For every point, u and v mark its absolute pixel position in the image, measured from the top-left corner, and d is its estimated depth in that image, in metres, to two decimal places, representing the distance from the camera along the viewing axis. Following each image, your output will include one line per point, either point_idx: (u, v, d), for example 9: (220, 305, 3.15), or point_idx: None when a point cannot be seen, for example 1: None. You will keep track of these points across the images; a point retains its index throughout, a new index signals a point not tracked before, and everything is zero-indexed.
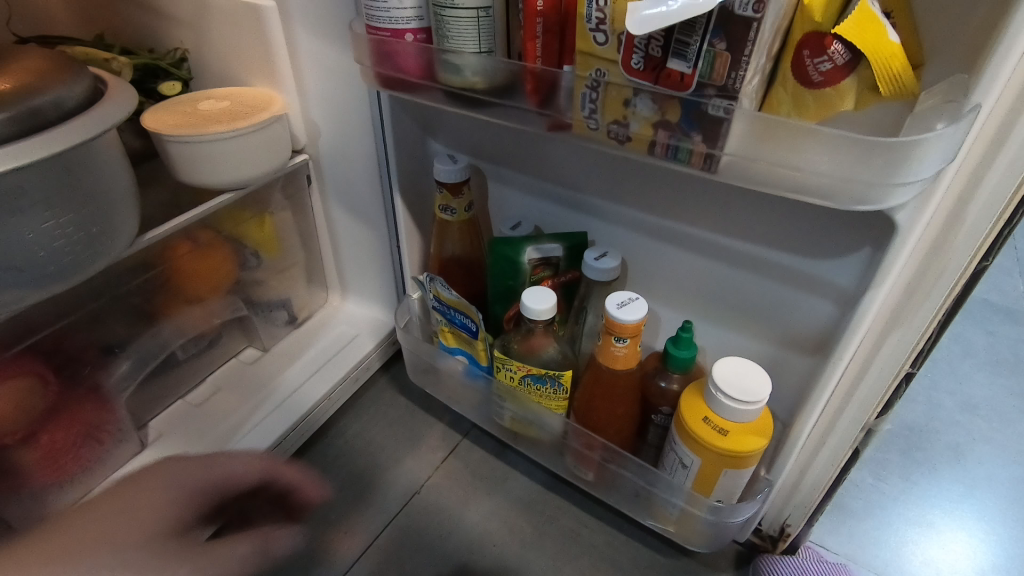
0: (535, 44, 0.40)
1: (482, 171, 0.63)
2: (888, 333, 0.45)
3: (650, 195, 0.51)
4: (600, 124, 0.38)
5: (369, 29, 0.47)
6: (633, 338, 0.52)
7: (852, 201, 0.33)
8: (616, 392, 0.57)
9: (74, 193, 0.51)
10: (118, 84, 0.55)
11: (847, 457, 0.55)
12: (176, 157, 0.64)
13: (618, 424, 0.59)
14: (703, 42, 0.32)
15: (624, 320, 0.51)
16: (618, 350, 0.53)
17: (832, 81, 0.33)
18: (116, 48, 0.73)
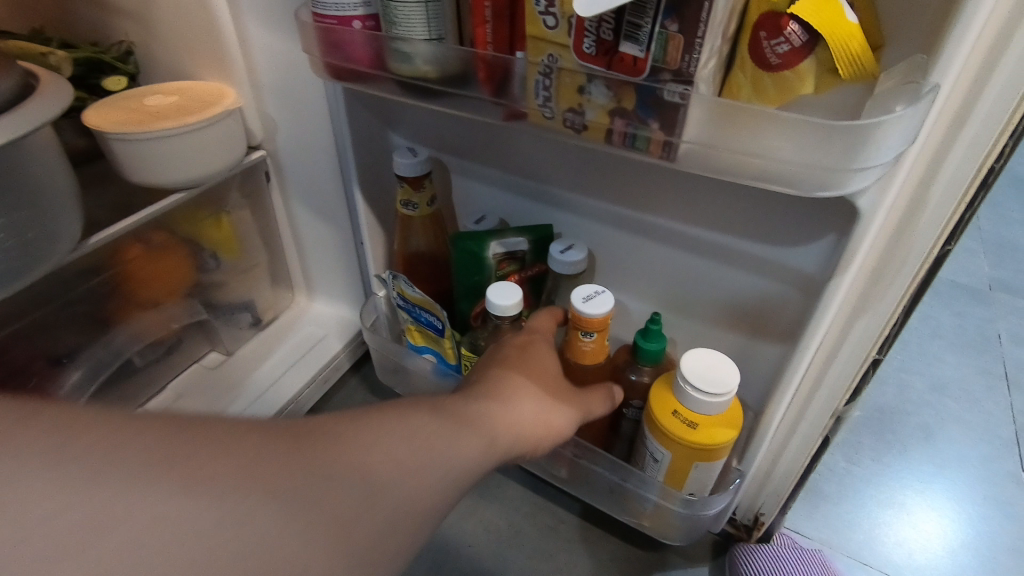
0: (485, 30, 0.38)
1: (445, 164, 0.61)
2: (854, 320, 0.44)
3: (614, 185, 0.50)
4: (555, 112, 0.36)
5: (315, 17, 0.45)
6: (600, 331, 0.51)
7: (814, 187, 0.32)
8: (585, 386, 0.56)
9: (6, 196, 0.48)
10: (51, 79, 0.51)
11: (818, 445, 0.54)
12: (122, 156, 0.61)
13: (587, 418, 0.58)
14: (655, 24, 0.30)
15: (591, 313, 0.50)
16: (586, 344, 0.52)
17: (790, 63, 0.32)
18: (55, 41, 0.69)
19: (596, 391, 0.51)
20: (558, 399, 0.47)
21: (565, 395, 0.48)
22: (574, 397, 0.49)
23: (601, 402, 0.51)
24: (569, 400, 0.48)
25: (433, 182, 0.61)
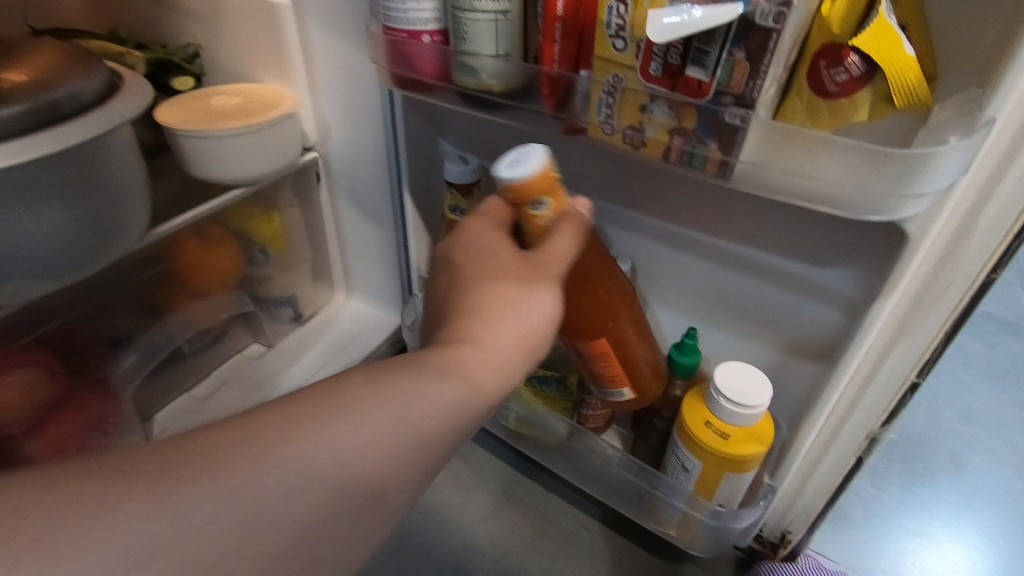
0: (553, 48, 0.40)
1: (492, 172, 0.63)
2: (895, 342, 0.45)
3: (660, 200, 0.52)
4: (615, 128, 0.38)
5: (385, 29, 0.47)
6: (548, 192, 0.41)
7: (864, 211, 0.33)
8: (581, 311, 0.50)
9: (90, 185, 0.50)
10: (134, 79, 0.55)
11: (851, 465, 0.55)
12: (188, 152, 0.64)
13: (615, 346, 0.52)
14: (723, 51, 0.32)
15: (519, 180, 0.40)
16: (542, 220, 0.41)
17: (848, 92, 0.33)
18: (130, 42, 0.73)
19: (566, 220, 0.41)
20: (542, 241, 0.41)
21: (547, 267, 0.39)
22: (543, 252, 0.39)
23: (574, 239, 0.40)
24: (548, 266, 0.39)
25: (479, 189, 0.63)
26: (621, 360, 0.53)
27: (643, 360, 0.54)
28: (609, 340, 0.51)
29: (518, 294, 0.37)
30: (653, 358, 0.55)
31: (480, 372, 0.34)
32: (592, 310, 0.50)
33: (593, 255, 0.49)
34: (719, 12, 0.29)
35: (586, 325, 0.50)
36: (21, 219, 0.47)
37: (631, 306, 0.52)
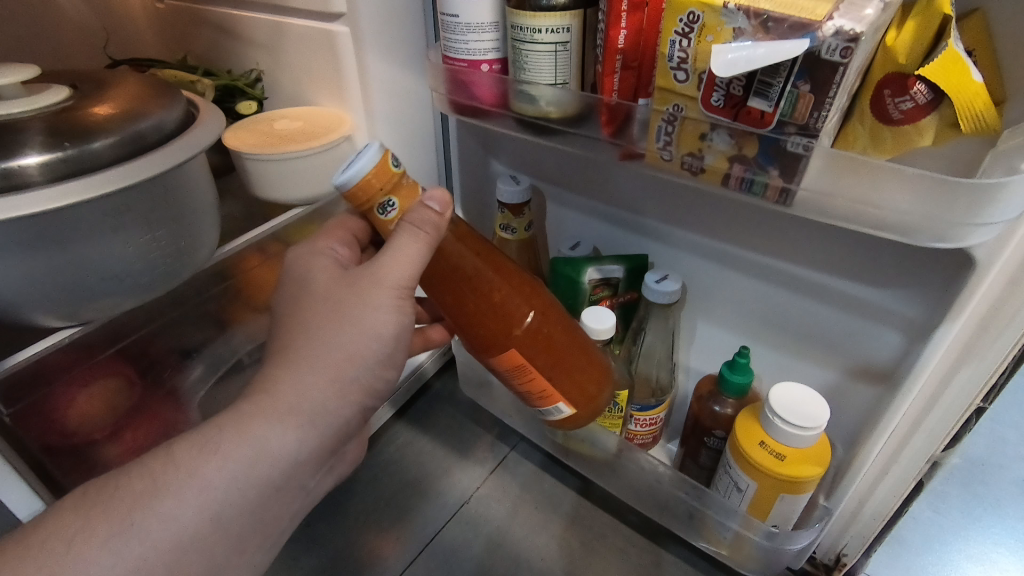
0: (613, 79, 0.41)
1: (543, 192, 0.65)
2: (958, 368, 0.44)
3: (714, 221, 0.52)
4: (674, 155, 0.39)
5: (446, 59, 0.49)
6: (393, 191, 0.43)
7: (930, 238, 0.33)
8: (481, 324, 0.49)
9: (169, 209, 0.54)
10: (208, 108, 0.58)
11: (910, 489, 0.54)
12: (253, 174, 0.65)
13: (536, 356, 0.50)
14: (787, 84, 0.32)
15: (359, 174, 0.42)
16: (392, 221, 0.44)
17: (913, 119, 0.34)
18: (200, 69, 0.75)
19: (424, 229, 0.43)
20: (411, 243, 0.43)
21: (383, 277, 0.44)
22: (381, 261, 0.44)
23: (420, 250, 0.43)
24: (391, 281, 0.44)
25: (531, 208, 0.64)
26: (546, 373, 0.51)
27: (574, 373, 0.52)
28: (523, 347, 0.49)
29: (355, 310, 0.44)
30: (587, 364, 0.53)
31: (313, 398, 0.42)
32: (496, 315, 0.48)
33: (484, 259, 0.48)
34: (784, 48, 0.30)
35: (496, 334, 0.49)
36: (110, 242, 0.50)
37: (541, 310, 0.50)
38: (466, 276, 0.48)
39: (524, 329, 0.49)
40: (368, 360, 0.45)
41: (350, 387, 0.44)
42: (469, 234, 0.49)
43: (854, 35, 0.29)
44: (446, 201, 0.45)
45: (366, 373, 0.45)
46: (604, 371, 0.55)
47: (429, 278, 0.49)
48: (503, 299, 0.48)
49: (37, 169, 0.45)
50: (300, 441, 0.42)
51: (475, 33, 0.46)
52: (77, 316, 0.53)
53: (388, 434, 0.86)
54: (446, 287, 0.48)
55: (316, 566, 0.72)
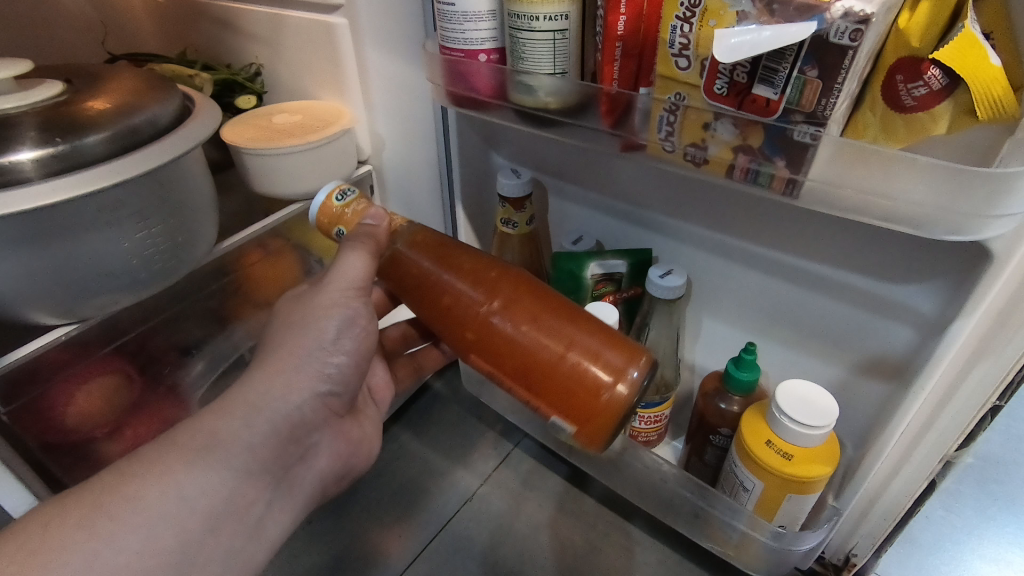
0: (613, 67, 0.39)
1: (545, 185, 0.63)
2: (973, 364, 0.43)
3: (720, 214, 0.51)
4: (676, 146, 0.38)
5: (443, 50, 0.48)
6: (340, 222, 0.48)
7: (945, 231, 0.32)
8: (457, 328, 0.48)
9: (166, 204, 0.53)
10: (204, 101, 0.58)
11: (923, 488, 0.52)
12: (252, 169, 0.64)
13: (510, 346, 0.46)
14: (794, 69, 0.31)
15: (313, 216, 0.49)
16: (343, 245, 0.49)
17: (926, 106, 0.32)
18: (198, 64, 0.74)
19: (361, 241, 0.47)
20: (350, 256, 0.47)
21: (330, 283, 0.48)
22: (330, 275, 0.48)
23: (360, 257, 0.47)
24: (343, 283, 0.48)
25: (532, 202, 0.63)
26: (528, 360, 0.45)
27: (569, 361, 0.44)
28: (490, 338, 0.46)
29: (310, 314, 0.48)
30: (586, 345, 0.45)
31: (261, 392, 0.46)
32: (455, 314, 0.48)
33: (439, 257, 0.49)
34: (789, 31, 0.29)
35: (462, 335, 0.48)
36: (104, 237, 0.50)
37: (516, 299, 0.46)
38: (423, 283, 0.49)
39: (487, 317, 0.46)
40: (315, 350, 0.48)
41: (299, 377, 0.47)
42: (428, 238, 0.50)
43: (864, 17, 0.28)
44: (386, 219, 0.49)
45: (316, 362, 0.48)
46: (621, 349, 0.45)
47: (404, 291, 0.51)
48: (458, 294, 0.48)
49: (31, 165, 0.45)
50: (253, 432, 0.45)
51: (472, 22, 0.45)
52: (74, 313, 0.52)
53: (390, 431, 0.85)
54: (414, 295, 0.50)
55: (317, 564, 0.71)
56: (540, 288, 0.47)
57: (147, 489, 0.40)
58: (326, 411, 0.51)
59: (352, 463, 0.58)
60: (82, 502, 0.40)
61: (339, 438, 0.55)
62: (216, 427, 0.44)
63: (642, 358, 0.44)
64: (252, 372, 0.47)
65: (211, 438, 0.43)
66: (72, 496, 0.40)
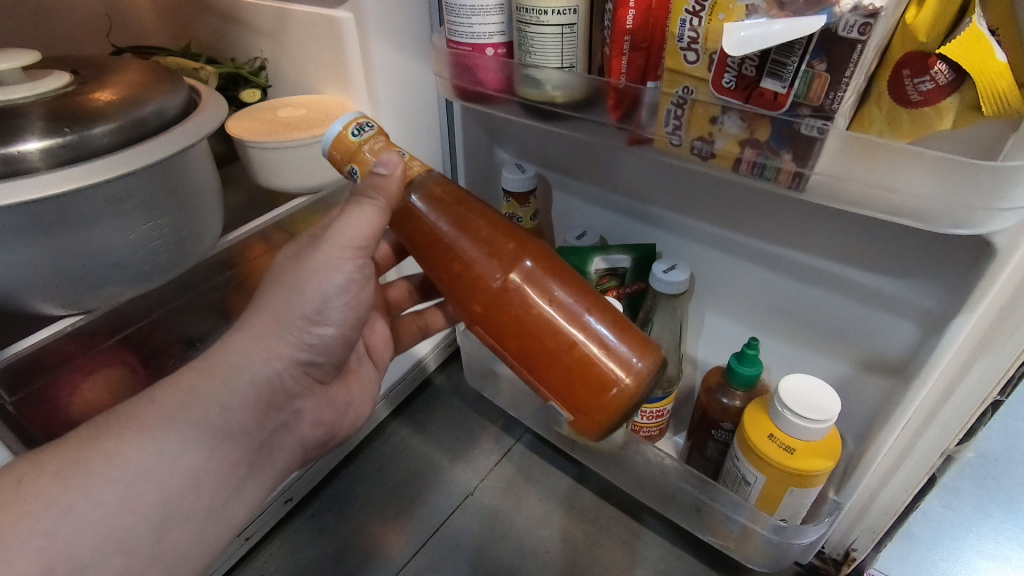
0: (621, 61, 0.40)
1: (549, 180, 0.64)
2: (974, 359, 0.43)
3: (724, 210, 0.51)
4: (683, 140, 0.38)
5: (449, 43, 0.48)
6: (353, 159, 0.43)
7: (948, 224, 0.32)
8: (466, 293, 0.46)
9: (172, 197, 0.53)
10: (209, 94, 0.58)
11: (923, 483, 0.53)
12: (256, 162, 0.64)
13: (522, 326, 0.45)
14: (802, 63, 0.31)
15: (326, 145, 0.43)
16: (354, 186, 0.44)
17: (932, 101, 0.32)
18: (203, 57, 0.74)
19: (372, 197, 0.43)
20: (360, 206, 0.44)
21: (329, 240, 0.45)
22: (331, 227, 0.45)
23: (367, 214, 0.43)
24: (343, 240, 0.45)
25: (537, 197, 0.63)
26: (538, 343, 0.45)
27: (580, 348, 0.44)
28: (502, 313, 0.45)
29: (301, 274, 0.45)
30: (600, 337, 0.44)
31: (240, 356, 0.45)
32: (467, 281, 0.46)
33: (457, 217, 0.46)
34: (798, 25, 0.29)
35: (473, 304, 0.46)
36: (110, 229, 0.50)
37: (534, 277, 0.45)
38: (436, 241, 0.46)
39: (503, 292, 0.45)
40: (298, 318, 0.45)
41: (280, 346, 0.46)
42: (446, 193, 0.46)
43: (873, 10, 0.28)
44: (400, 168, 0.42)
45: (297, 332, 0.46)
46: (633, 346, 0.44)
47: (411, 242, 0.48)
48: (474, 262, 0.45)
49: (37, 155, 0.45)
50: (233, 395, 0.44)
51: (479, 16, 0.45)
52: (80, 304, 0.53)
53: (392, 425, 0.85)
54: (424, 249, 0.47)
55: (319, 556, 0.71)
56: (559, 269, 0.46)
57: (125, 447, 0.40)
58: (308, 380, 0.51)
59: (336, 430, 0.59)
60: (61, 455, 0.39)
61: (324, 405, 0.56)
62: (197, 386, 0.43)
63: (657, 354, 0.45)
64: (232, 333, 0.45)
65: (189, 398, 0.43)
66: (48, 453, 0.40)
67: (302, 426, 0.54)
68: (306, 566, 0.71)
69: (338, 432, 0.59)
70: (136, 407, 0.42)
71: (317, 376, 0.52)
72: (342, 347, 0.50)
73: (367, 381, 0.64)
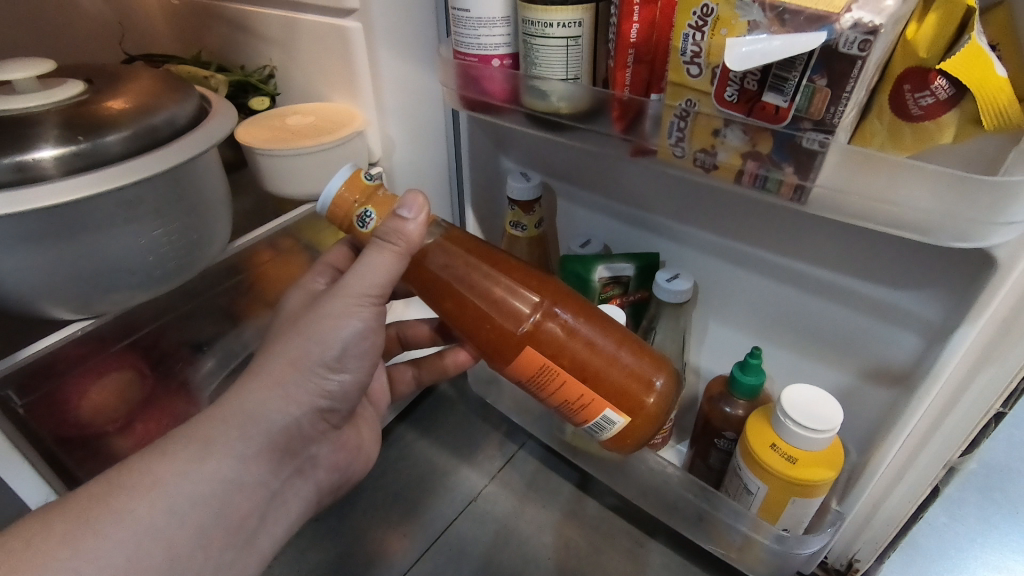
0: (625, 73, 0.40)
1: (554, 189, 0.64)
2: (976, 371, 0.43)
3: (728, 220, 0.52)
4: (686, 152, 0.39)
5: (456, 54, 0.49)
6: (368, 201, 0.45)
7: (950, 237, 0.33)
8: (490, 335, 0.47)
9: (182, 203, 0.54)
10: (220, 102, 0.59)
11: (926, 494, 0.53)
12: (264, 169, 0.65)
13: (556, 361, 0.46)
14: (803, 78, 0.32)
15: (334, 194, 0.46)
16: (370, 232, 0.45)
17: (933, 115, 0.33)
18: (213, 65, 0.75)
19: (394, 242, 0.44)
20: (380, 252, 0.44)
21: (347, 287, 0.46)
22: (350, 274, 0.46)
23: (388, 259, 0.44)
24: (356, 289, 0.46)
25: (541, 205, 0.64)
26: (574, 376, 0.47)
27: (610, 373, 0.47)
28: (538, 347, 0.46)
29: (315, 320, 0.46)
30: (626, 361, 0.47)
31: (258, 403, 0.45)
32: (494, 324, 0.47)
33: (474, 260, 0.47)
34: (799, 41, 0.30)
35: (501, 346, 0.47)
36: (122, 234, 0.51)
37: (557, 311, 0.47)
38: (454, 284, 0.47)
39: (533, 330, 0.46)
40: (317, 365, 0.47)
41: (299, 392, 0.47)
42: (463, 238, 0.48)
43: (873, 28, 0.29)
44: (422, 211, 0.44)
45: (316, 379, 0.47)
46: (656, 362, 0.48)
47: (424, 288, 0.49)
48: (501, 304, 0.46)
49: (52, 163, 0.46)
50: (249, 443, 0.44)
51: (486, 28, 0.46)
52: (90, 308, 0.53)
53: (396, 431, 0.86)
54: (441, 296, 0.48)
55: (323, 561, 0.72)
56: (579, 302, 0.49)
57: (136, 504, 0.40)
58: (323, 425, 0.52)
59: (349, 472, 0.60)
60: (70, 512, 0.39)
61: (339, 448, 0.57)
62: (213, 434, 0.43)
63: (671, 368, 0.49)
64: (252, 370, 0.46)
65: (205, 447, 0.43)
66: (58, 508, 0.39)
67: (317, 470, 0.54)
68: (310, 570, 0.71)
69: (351, 473, 0.60)
70: (150, 457, 0.42)
71: (331, 421, 0.53)
72: (357, 390, 0.52)
73: (372, 418, 0.64)
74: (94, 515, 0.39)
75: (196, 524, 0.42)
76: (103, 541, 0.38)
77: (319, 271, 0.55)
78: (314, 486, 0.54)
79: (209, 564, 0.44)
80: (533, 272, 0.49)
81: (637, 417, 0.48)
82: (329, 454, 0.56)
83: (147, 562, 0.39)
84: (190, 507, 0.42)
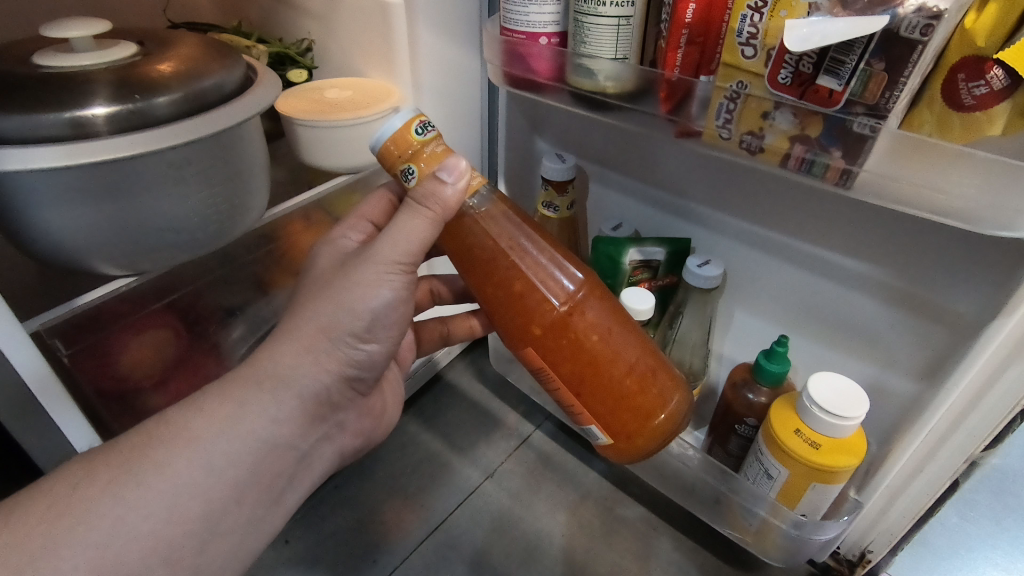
0: (676, 54, 0.40)
1: (587, 172, 0.65)
2: (1006, 367, 0.44)
3: (763, 206, 0.52)
4: (733, 134, 0.39)
5: (503, 31, 0.49)
6: (413, 159, 0.42)
7: (993, 227, 0.33)
8: (522, 317, 0.47)
9: (226, 167, 0.55)
10: (265, 71, 0.59)
11: (945, 487, 0.53)
12: (303, 140, 0.66)
13: (577, 352, 0.47)
14: (861, 61, 0.32)
15: (382, 144, 0.42)
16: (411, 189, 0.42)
17: (985, 105, 0.33)
18: (253, 35, 0.75)
19: (428, 207, 0.42)
20: (418, 215, 0.43)
21: (377, 253, 0.45)
22: (382, 238, 0.45)
23: (422, 224, 0.43)
24: (385, 256, 0.45)
25: (574, 187, 0.64)
26: (590, 372, 0.48)
27: (627, 382, 0.48)
28: (563, 341, 0.47)
29: (334, 282, 0.46)
30: (644, 369, 0.49)
31: (285, 369, 0.44)
32: (526, 304, 0.46)
33: (520, 237, 0.46)
34: (860, 24, 0.30)
35: (528, 327, 0.47)
36: (170, 196, 0.52)
37: (590, 307, 0.47)
38: (493, 258, 0.46)
39: (563, 319, 0.47)
40: (348, 335, 0.46)
41: (329, 358, 0.46)
42: (509, 212, 0.47)
43: (937, 12, 0.29)
44: (463, 177, 0.42)
45: (345, 347, 0.46)
46: (671, 377, 0.50)
47: (460, 256, 0.47)
48: (536, 285, 0.46)
49: (104, 120, 0.47)
50: (282, 400, 0.44)
51: (536, 5, 0.46)
52: (135, 267, 0.55)
53: (414, 406, 0.88)
54: (475, 268, 0.47)
55: (343, 526, 0.74)
56: (611, 300, 0.49)
57: (174, 458, 0.41)
58: (352, 393, 0.52)
59: (372, 435, 0.61)
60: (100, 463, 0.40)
61: (364, 413, 0.58)
62: (229, 397, 0.43)
63: (683, 382, 0.51)
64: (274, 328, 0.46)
65: (231, 405, 0.43)
66: (83, 462, 0.40)
67: (342, 436, 0.55)
68: (329, 534, 0.73)
69: (372, 435, 0.61)
70: (184, 414, 0.42)
71: (358, 388, 0.52)
72: (381, 362, 0.51)
73: (397, 382, 0.65)
74: (131, 463, 0.40)
75: (227, 485, 0.43)
76: (126, 498, 0.39)
77: (351, 226, 0.55)
78: (337, 451, 0.55)
79: (239, 520, 0.45)
80: (575, 260, 0.48)
81: (639, 430, 0.49)
82: (356, 419, 0.57)
83: (184, 508, 0.41)
84: (224, 460, 0.42)
